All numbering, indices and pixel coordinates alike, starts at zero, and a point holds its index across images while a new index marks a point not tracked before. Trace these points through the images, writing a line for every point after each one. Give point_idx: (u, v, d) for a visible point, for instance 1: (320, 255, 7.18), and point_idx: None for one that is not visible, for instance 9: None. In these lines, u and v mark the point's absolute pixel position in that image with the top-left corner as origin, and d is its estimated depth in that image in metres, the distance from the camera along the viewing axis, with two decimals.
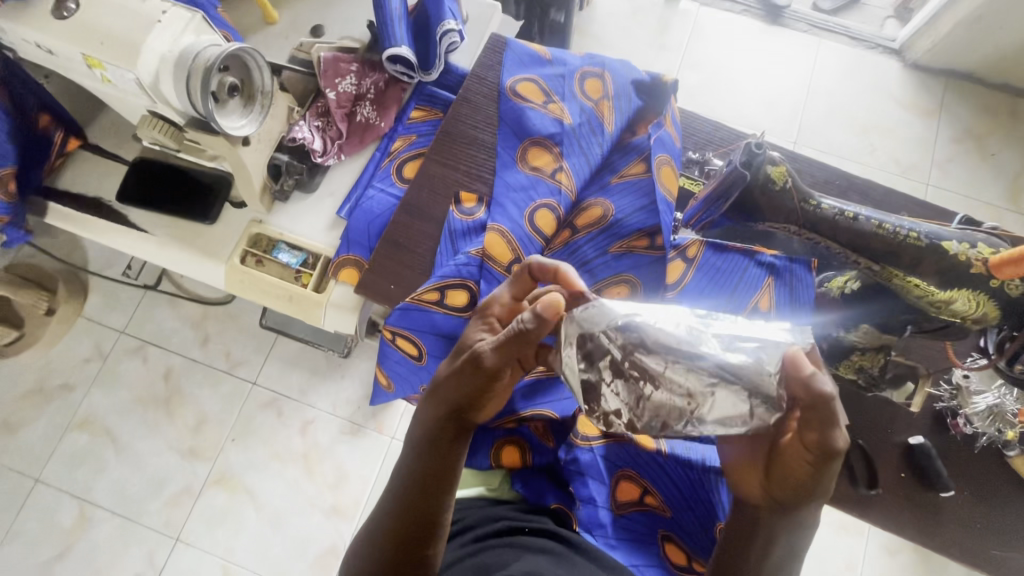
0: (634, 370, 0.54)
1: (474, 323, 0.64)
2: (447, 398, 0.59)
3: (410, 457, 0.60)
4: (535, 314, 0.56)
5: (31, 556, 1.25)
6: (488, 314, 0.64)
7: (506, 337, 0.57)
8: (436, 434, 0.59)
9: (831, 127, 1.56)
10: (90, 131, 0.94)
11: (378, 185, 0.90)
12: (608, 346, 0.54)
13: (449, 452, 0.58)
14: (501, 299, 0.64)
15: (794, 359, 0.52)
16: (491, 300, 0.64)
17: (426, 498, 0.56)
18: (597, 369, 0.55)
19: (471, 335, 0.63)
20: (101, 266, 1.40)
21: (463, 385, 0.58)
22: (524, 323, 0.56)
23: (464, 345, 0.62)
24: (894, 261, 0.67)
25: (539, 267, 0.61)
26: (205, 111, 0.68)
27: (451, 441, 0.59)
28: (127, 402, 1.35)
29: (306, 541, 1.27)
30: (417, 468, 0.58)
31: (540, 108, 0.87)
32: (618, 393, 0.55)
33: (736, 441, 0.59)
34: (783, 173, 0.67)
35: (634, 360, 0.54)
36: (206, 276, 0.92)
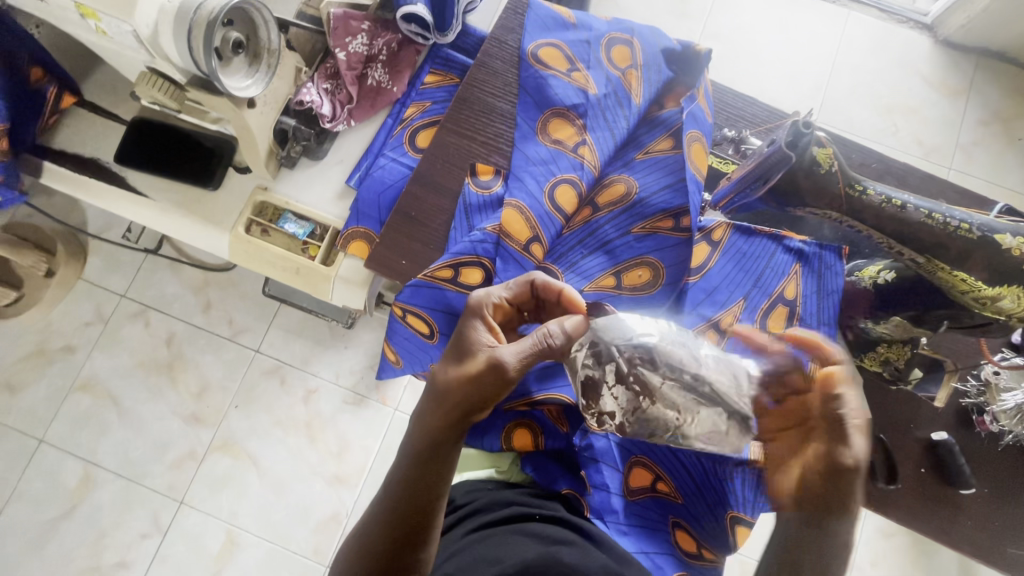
0: (634, 377, 0.55)
1: (471, 324, 0.60)
2: (455, 407, 0.56)
3: (406, 463, 0.57)
4: (561, 331, 0.55)
5: (37, 514, 1.26)
6: (482, 315, 0.60)
7: (530, 351, 0.56)
8: (437, 441, 0.57)
9: (856, 105, 1.49)
10: (86, 87, 0.89)
11: (389, 153, 0.86)
12: (608, 354, 0.56)
13: (447, 460, 0.57)
14: (497, 301, 0.60)
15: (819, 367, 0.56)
16: (486, 300, 0.60)
17: (423, 506, 0.54)
18: (599, 374, 0.57)
19: (469, 336, 0.59)
20: (100, 228, 1.37)
21: (474, 394, 0.56)
22: (548, 339, 0.55)
23: (467, 349, 0.58)
24: (942, 253, 0.63)
25: (548, 284, 0.60)
26: (210, 70, 0.63)
27: (449, 450, 0.57)
28: (129, 366, 1.33)
29: (309, 507, 1.28)
30: (413, 476, 0.56)
31: (564, 77, 0.82)
32: (616, 398, 0.57)
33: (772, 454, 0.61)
34: (829, 156, 0.64)
35: (634, 369, 0.55)
36: (208, 243, 0.88)
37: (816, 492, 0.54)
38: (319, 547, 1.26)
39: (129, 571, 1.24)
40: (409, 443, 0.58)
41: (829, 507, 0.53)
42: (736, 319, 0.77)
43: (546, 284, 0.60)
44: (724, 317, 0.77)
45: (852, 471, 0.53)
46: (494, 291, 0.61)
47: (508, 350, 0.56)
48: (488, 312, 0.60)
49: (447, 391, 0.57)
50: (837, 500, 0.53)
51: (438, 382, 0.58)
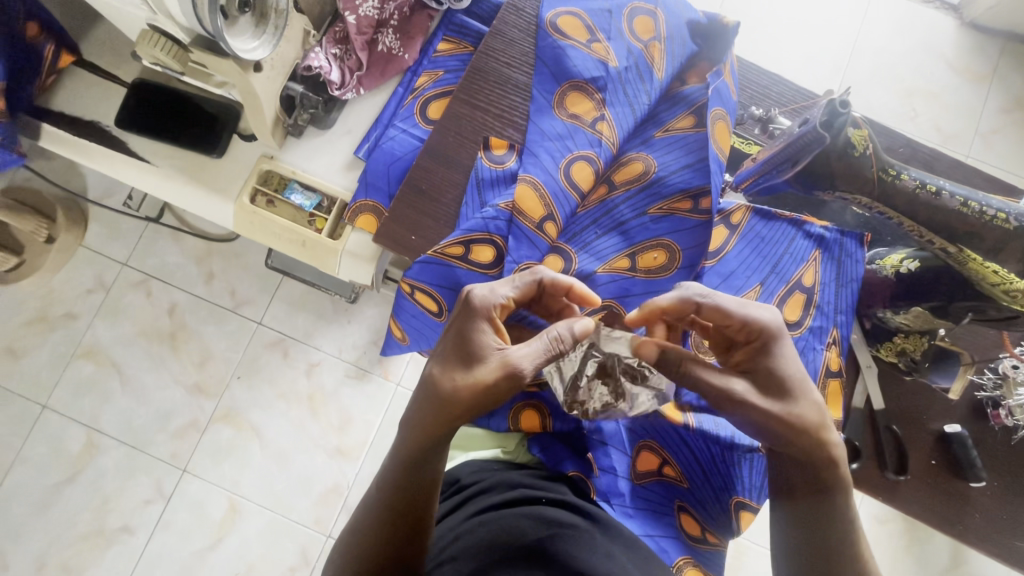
0: (614, 374, 0.68)
1: (478, 325, 0.57)
2: (464, 412, 0.55)
3: (393, 466, 0.56)
4: (571, 333, 0.57)
5: (41, 479, 1.26)
6: (489, 314, 0.58)
7: (544, 355, 0.56)
8: (423, 444, 0.55)
9: (875, 88, 1.44)
10: (84, 46, 0.85)
11: (400, 124, 0.83)
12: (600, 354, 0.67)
13: (437, 461, 0.55)
14: (503, 299, 0.59)
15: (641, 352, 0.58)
16: (491, 299, 0.58)
17: (416, 505, 0.54)
18: (582, 369, 0.68)
19: (476, 339, 0.57)
20: (100, 194, 1.34)
21: (484, 397, 0.55)
22: (561, 340, 0.57)
23: (477, 352, 0.56)
24: (973, 243, 0.67)
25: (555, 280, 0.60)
26: (215, 30, 0.60)
27: (439, 449, 0.55)
28: (132, 335, 1.32)
29: (311, 479, 1.28)
30: (403, 476, 0.55)
31: (583, 48, 0.78)
32: (597, 392, 0.68)
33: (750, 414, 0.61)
34: (863, 138, 0.65)
35: (615, 368, 0.68)
36: (212, 213, 0.86)
37: (790, 472, 0.57)
38: (320, 518, 1.27)
39: (133, 537, 1.25)
40: (397, 446, 0.57)
41: (820, 482, 0.56)
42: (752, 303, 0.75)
43: (555, 287, 0.61)
44: None
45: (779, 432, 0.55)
46: (499, 289, 0.59)
47: (524, 354, 0.55)
48: (495, 312, 0.58)
49: (456, 396, 0.55)
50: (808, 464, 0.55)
51: (443, 388, 0.56)
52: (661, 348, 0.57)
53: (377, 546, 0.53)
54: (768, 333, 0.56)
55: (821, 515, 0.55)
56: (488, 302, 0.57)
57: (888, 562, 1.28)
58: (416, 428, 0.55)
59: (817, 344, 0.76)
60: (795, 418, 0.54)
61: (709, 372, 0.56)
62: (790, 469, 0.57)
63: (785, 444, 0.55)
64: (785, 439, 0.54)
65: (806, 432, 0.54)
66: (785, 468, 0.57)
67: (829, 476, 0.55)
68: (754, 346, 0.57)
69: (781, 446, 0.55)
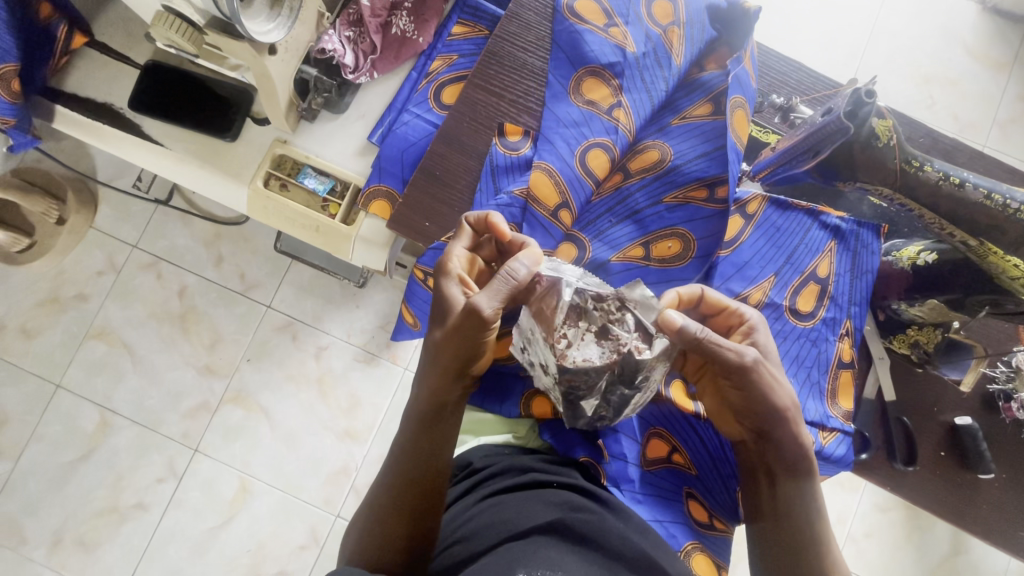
0: (621, 335, 0.52)
1: (439, 282, 0.58)
2: (454, 360, 0.56)
3: (409, 429, 0.59)
4: (522, 262, 0.55)
5: (56, 456, 1.29)
6: (450, 271, 0.59)
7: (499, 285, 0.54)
8: (431, 412, 0.58)
9: (892, 74, 1.41)
10: (95, 27, 0.85)
11: (413, 109, 0.82)
12: (619, 309, 0.53)
13: (448, 431, 0.59)
14: (460, 254, 0.60)
15: (663, 317, 0.52)
16: (445, 257, 0.60)
17: (435, 471, 0.57)
18: (588, 311, 0.53)
19: (442, 294, 0.58)
20: (110, 177, 1.34)
21: (464, 342, 0.55)
22: (515, 271, 0.54)
23: (444, 306, 0.57)
24: (996, 236, 0.64)
25: (478, 219, 0.61)
26: (230, 12, 0.59)
27: (452, 410, 0.59)
28: (143, 316, 1.34)
29: (320, 460, 1.30)
30: (411, 446, 0.58)
31: (600, 32, 0.76)
32: (583, 343, 0.52)
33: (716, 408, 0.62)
34: (888, 128, 0.64)
35: (625, 332, 0.52)
36: (224, 199, 0.86)
37: (773, 460, 0.57)
38: (329, 497, 1.29)
39: (147, 513, 1.28)
40: (411, 412, 0.60)
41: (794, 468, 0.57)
42: (765, 294, 0.75)
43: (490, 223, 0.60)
44: (754, 293, 0.75)
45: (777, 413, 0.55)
46: (454, 247, 0.61)
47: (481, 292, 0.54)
48: (455, 265, 0.59)
49: (442, 349, 0.56)
50: (793, 452, 0.56)
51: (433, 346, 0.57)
52: (691, 326, 0.52)
53: (389, 518, 0.55)
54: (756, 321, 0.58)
55: (796, 499, 0.56)
56: (444, 259, 0.59)
57: (887, 549, 1.29)
58: (421, 396, 0.59)
59: (830, 335, 0.76)
60: (785, 399, 0.56)
61: (729, 351, 0.53)
62: (772, 459, 0.57)
63: (775, 425, 0.56)
64: (777, 419, 0.55)
65: (792, 413, 0.56)
66: (767, 457, 0.57)
67: (803, 461, 0.57)
68: (748, 332, 0.58)
69: (770, 430, 0.56)
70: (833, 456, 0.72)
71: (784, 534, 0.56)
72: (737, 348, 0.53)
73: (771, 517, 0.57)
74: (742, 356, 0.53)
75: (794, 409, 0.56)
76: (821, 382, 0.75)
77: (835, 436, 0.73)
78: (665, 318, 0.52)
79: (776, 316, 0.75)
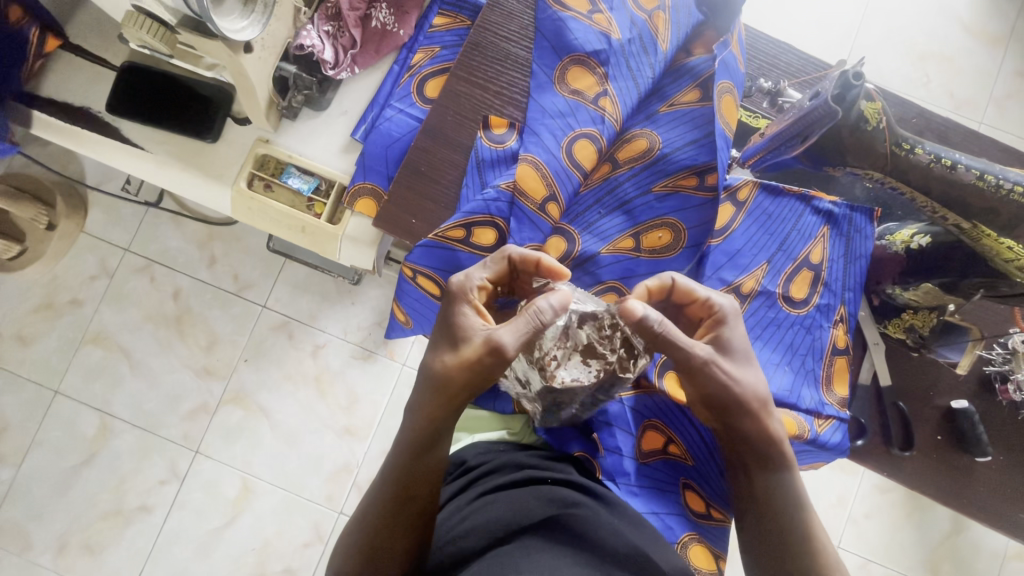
0: (607, 353, 0.55)
1: (460, 307, 0.56)
2: (462, 391, 0.54)
3: (401, 451, 0.56)
4: (549, 302, 0.52)
5: (58, 461, 1.29)
6: (469, 297, 0.57)
7: (525, 327, 0.52)
8: (425, 433, 0.55)
9: (887, 53, 1.39)
10: (70, 29, 0.83)
11: (397, 104, 0.80)
12: (608, 325, 0.55)
13: (440, 447, 0.56)
14: (482, 281, 0.57)
15: (623, 308, 0.52)
16: (468, 282, 0.57)
17: (426, 488, 0.55)
18: (576, 332, 0.55)
19: (459, 320, 0.56)
20: (98, 180, 1.33)
21: (478, 376, 0.54)
22: (541, 313, 0.52)
23: (460, 334, 0.55)
24: (989, 219, 0.64)
25: (525, 257, 0.57)
26: (201, 10, 0.57)
27: (447, 431, 0.56)
28: (138, 320, 1.33)
29: (321, 458, 1.30)
30: (400, 468, 0.55)
31: (584, 19, 0.75)
32: (571, 362, 0.55)
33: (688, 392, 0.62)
34: (877, 112, 0.63)
35: (612, 350, 0.55)
36: (209, 201, 0.85)
37: (743, 450, 0.57)
38: (331, 495, 1.29)
39: (150, 515, 1.28)
40: (404, 427, 0.57)
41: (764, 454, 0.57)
42: (758, 282, 0.74)
43: (520, 259, 0.57)
44: (746, 281, 0.74)
45: (738, 407, 0.55)
46: (477, 272, 0.58)
47: (503, 327, 0.53)
48: (473, 295, 0.57)
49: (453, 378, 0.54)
50: (758, 444, 0.56)
51: (439, 372, 0.55)
52: (649, 320, 0.52)
53: (378, 531, 0.54)
54: (723, 316, 0.57)
55: (769, 484, 0.56)
56: (464, 286, 0.57)
57: (888, 529, 1.30)
58: (414, 412, 0.56)
59: (824, 322, 0.75)
60: (749, 394, 0.56)
61: (687, 347, 0.53)
62: (743, 451, 0.57)
63: (739, 417, 0.56)
64: (739, 412, 0.55)
65: (757, 406, 0.56)
66: (736, 449, 0.57)
67: (774, 452, 0.56)
68: (715, 325, 0.57)
69: (734, 422, 0.56)
70: (829, 443, 0.72)
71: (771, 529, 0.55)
72: (689, 344, 0.53)
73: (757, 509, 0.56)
74: (693, 352, 0.53)
75: (760, 402, 0.56)
76: (816, 369, 0.74)
77: (830, 424, 0.73)
78: (625, 309, 0.51)
79: (769, 304, 0.75)
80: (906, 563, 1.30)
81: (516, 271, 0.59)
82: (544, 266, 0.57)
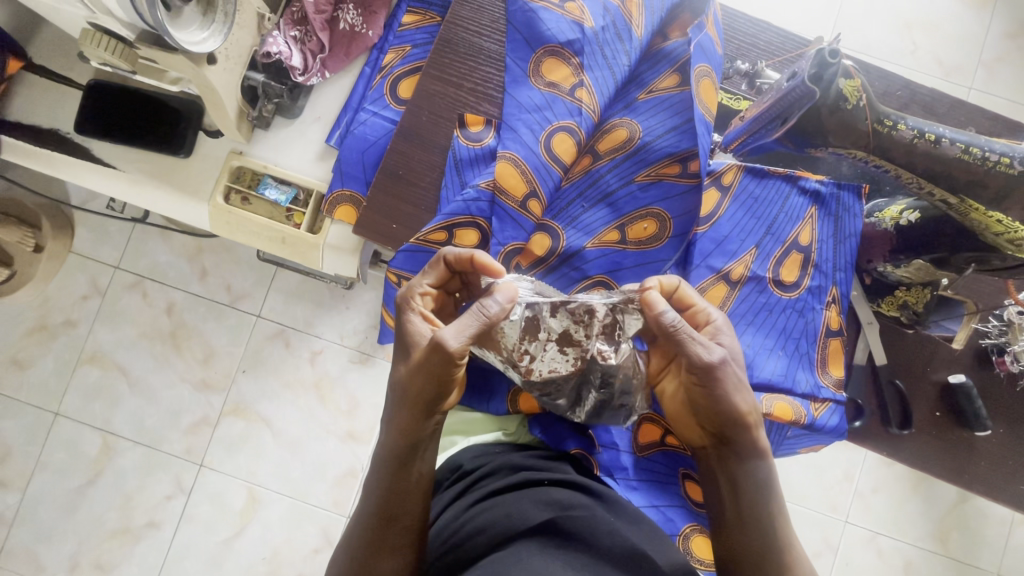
0: (585, 342, 0.56)
1: (408, 314, 0.58)
2: (422, 399, 0.54)
3: (379, 472, 0.55)
4: (495, 298, 0.53)
5: (63, 483, 1.29)
6: (413, 305, 0.58)
7: (467, 322, 0.53)
8: (402, 448, 0.55)
9: (872, 22, 1.36)
10: (37, 49, 0.81)
11: (370, 107, 0.79)
12: (584, 314, 0.56)
13: (422, 460, 0.56)
14: (425, 288, 0.59)
15: (648, 298, 0.54)
16: (413, 290, 0.59)
17: (409, 504, 0.54)
18: (548, 323, 0.56)
19: (406, 329, 0.57)
20: (83, 199, 1.31)
21: (431, 382, 0.54)
22: (487, 308, 0.53)
23: (410, 343, 0.56)
24: (976, 192, 0.62)
25: (459, 256, 0.58)
26: (156, 23, 0.55)
27: (427, 444, 0.56)
28: (133, 337, 1.32)
29: (325, 464, 1.30)
30: (380, 489, 0.54)
31: (556, 8, 0.73)
32: (547, 354, 0.57)
33: (676, 409, 0.61)
34: (856, 88, 0.61)
35: (589, 340, 0.56)
36: (189, 218, 0.83)
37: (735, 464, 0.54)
38: (338, 500, 1.29)
39: (160, 531, 1.28)
40: (382, 447, 0.56)
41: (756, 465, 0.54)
42: (748, 268, 0.73)
43: (454, 258, 0.58)
44: (735, 268, 0.73)
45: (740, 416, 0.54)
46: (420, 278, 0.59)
47: (445, 327, 0.53)
48: (418, 302, 0.58)
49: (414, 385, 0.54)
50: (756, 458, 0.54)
51: (397, 383, 0.56)
52: (669, 312, 0.54)
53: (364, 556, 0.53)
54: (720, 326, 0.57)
55: (757, 492, 0.53)
56: (406, 295, 0.58)
57: (896, 501, 1.30)
58: (392, 429, 0.56)
59: (816, 304, 0.74)
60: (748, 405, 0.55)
61: (699, 346, 0.54)
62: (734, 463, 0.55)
63: (737, 429, 0.54)
64: (738, 423, 0.54)
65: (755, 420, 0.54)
66: (730, 460, 0.55)
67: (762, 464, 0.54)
68: (715, 332, 0.57)
69: (731, 433, 0.54)
70: (826, 427, 0.72)
71: (751, 540, 0.52)
72: (704, 344, 0.53)
73: (735, 519, 0.54)
74: (708, 353, 0.53)
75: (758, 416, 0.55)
76: (811, 352, 0.74)
77: (827, 407, 0.72)
78: (649, 296, 0.54)
79: (759, 290, 0.73)
80: (916, 534, 1.30)
81: (456, 270, 0.59)
82: (479, 262, 0.57)
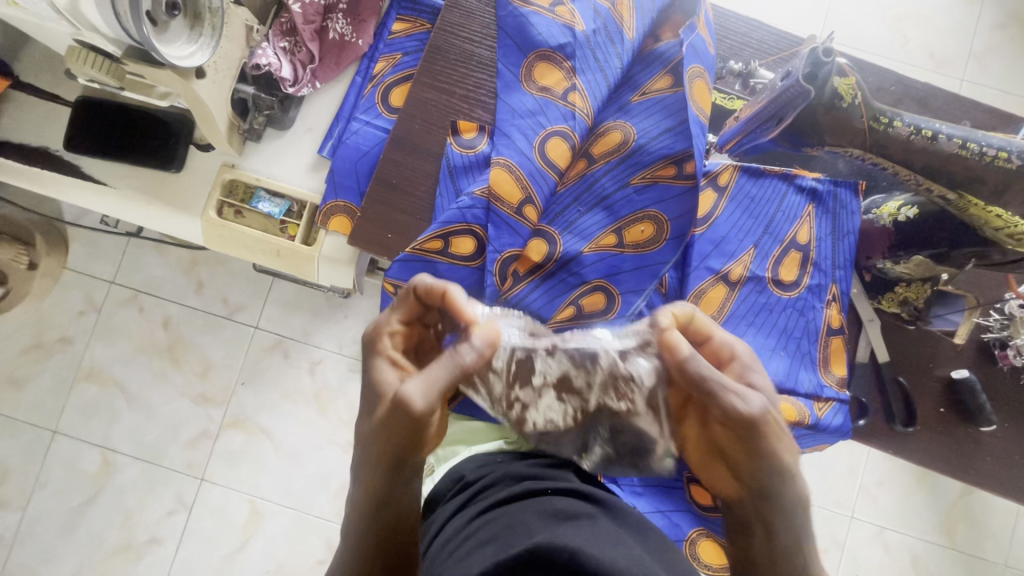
0: (585, 393, 0.56)
1: (375, 356, 0.52)
2: (391, 457, 0.48)
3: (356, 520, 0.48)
4: (471, 344, 0.48)
5: (63, 501, 1.27)
6: (382, 348, 0.52)
7: (438, 371, 0.47)
8: (380, 494, 0.47)
9: (863, 16, 1.36)
10: (25, 65, 0.80)
11: (362, 116, 0.78)
12: (584, 360, 0.56)
13: (403, 505, 0.48)
14: (393, 326, 0.53)
15: (667, 339, 0.50)
16: (382, 326, 0.53)
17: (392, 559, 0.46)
18: (546, 368, 0.56)
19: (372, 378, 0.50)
20: (76, 215, 1.30)
21: (400, 439, 0.47)
22: (463, 355, 0.48)
23: (376, 392, 0.50)
24: (976, 187, 0.61)
25: (429, 290, 0.52)
26: (142, 39, 0.55)
27: (407, 493, 0.48)
28: (130, 352, 1.31)
29: (328, 475, 1.29)
30: (357, 547, 0.47)
31: (546, 13, 0.73)
32: (544, 401, 0.57)
33: (699, 454, 0.56)
34: (851, 87, 0.60)
35: (591, 390, 0.56)
36: (182, 233, 0.83)
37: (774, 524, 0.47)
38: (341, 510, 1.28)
39: (162, 547, 1.27)
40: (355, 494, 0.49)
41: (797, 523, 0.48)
42: (746, 269, 0.73)
43: (424, 291, 0.52)
44: (735, 269, 0.72)
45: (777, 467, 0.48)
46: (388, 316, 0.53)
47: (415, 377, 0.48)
48: (387, 343, 0.52)
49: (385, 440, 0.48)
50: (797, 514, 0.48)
51: (362, 441, 0.49)
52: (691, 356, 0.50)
53: None
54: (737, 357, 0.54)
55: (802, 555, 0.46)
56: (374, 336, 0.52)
57: (902, 495, 1.29)
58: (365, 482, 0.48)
59: (816, 302, 0.74)
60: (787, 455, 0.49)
61: (730, 393, 0.49)
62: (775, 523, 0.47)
63: (774, 481, 0.48)
64: (776, 475, 0.48)
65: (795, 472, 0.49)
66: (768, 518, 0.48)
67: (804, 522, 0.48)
68: (742, 375, 0.53)
69: (769, 485, 0.48)
70: (830, 427, 0.71)
71: None
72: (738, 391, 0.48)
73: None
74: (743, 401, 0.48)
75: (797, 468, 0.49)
76: (812, 351, 0.73)
77: (830, 406, 0.72)
78: (670, 337, 0.50)
79: (759, 290, 0.73)
80: (922, 527, 1.29)
81: (426, 303, 0.54)
82: (451, 297, 0.51)
